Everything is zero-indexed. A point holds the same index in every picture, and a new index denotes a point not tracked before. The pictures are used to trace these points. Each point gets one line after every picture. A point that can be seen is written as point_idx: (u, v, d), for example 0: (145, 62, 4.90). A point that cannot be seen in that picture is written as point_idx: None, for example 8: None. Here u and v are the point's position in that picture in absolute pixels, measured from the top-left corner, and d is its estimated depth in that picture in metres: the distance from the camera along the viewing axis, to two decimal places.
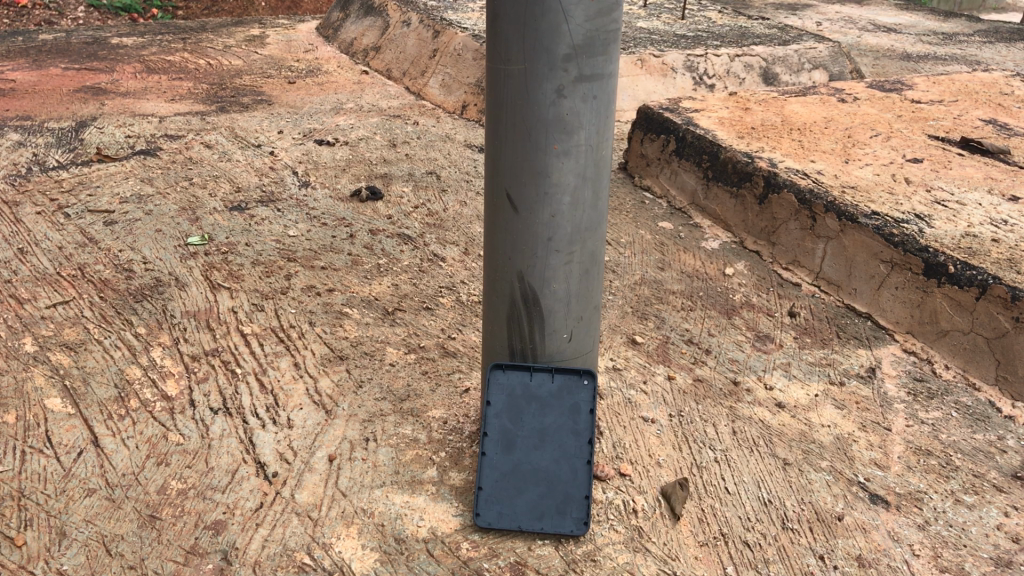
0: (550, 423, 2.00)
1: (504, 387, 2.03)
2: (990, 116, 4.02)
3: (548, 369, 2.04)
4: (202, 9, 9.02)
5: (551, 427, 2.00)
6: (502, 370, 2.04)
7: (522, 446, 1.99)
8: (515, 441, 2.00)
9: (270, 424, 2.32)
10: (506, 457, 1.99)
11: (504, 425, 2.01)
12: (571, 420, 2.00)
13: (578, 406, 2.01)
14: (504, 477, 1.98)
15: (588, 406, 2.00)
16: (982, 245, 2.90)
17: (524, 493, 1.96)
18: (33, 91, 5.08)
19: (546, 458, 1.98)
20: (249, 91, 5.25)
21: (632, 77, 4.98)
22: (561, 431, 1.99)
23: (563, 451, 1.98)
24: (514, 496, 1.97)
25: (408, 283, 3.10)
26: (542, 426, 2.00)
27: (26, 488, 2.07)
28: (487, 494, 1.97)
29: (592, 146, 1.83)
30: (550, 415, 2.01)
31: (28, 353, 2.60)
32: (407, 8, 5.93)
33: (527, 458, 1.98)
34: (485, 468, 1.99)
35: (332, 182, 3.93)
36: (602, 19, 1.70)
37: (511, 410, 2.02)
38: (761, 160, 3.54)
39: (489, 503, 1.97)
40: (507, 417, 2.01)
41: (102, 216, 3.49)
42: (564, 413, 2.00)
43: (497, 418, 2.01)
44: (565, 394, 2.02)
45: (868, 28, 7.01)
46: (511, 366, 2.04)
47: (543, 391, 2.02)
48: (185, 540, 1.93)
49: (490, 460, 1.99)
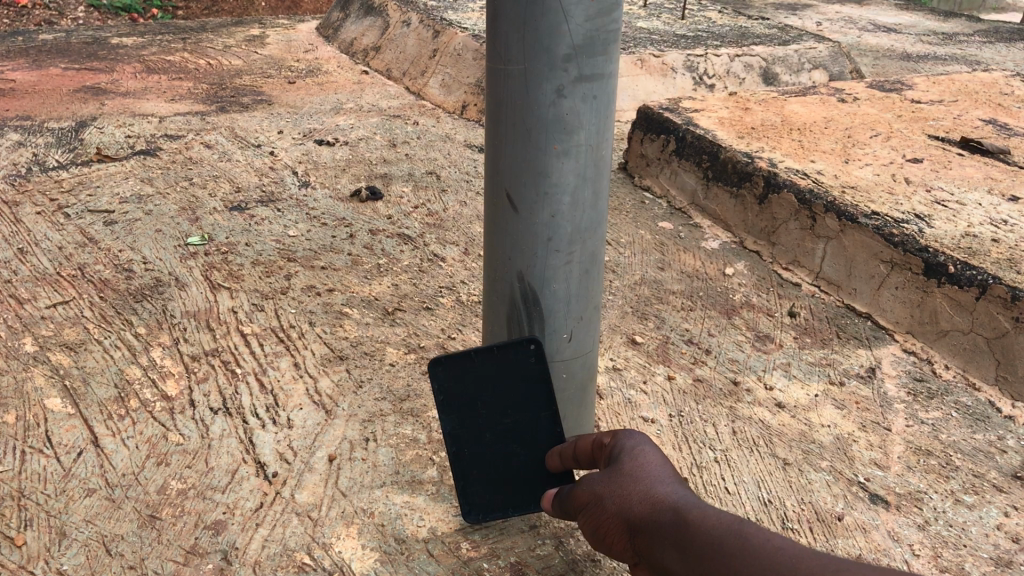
0: (509, 402, 1.82)
1: (449, 376, 1.81)
2: (990, 116, 4.03)
3: (486, 349, 1.78)
4: (202, 8, 9.01)
5: (508, 404, 1.82)
6: (440, 365, 1.80)
7: (486, 431, 1.84)
8: (477, 429, 1.84)
9: (270, 424, 2.32)
10: (473, 447, 1.84)
11: (461, 415, 1.83)
12: (525, 390, 1.81)
13: (527, 373, 1.80)
14: (479, 466, 1.85)
15: (536, 368, 1.79)
16: (982, 245, 2.90)
17: (507, 481, 1.85)
18: (33, 91, 5.08)
19: (515, 438, 1.83)
20: (249, 91, 5.25)
21: (632, 77, 4.98)
22: (520, 405, 1.82)
23: (527, 427, 1.83)
24: (498, 483, 1.86)
25: (408, 283, 3.10)
26: (499, 402, 1.82)
27: (26, 488, 2.07)
28: (470, 488, 1.87)
29: (593, 147, 1.82)
30: (502, 389, 1.82)
31: (28, 353, 2.59)
32: (407, 8, 5.94)
33: (495, 441, 1.84)
34: (456, 463, 1.85)
35: (331, 182, 3.93)
36: (601, 19, 1.70)
37: (464, 401, 1.82)
38: (761, 160, 3.54)
39: (476, 496, 1.87)
40: (461, 408, 1.83)
41: (102, 216, 3.49)
42: (516, 385, 1.81)
43: (451, 410, 1.83)
44: (511, 367, 1.80)
45: (867, 28, 7.02)
46: (449, 357, 1.80)
47: (491, 370, 1.81)
48: (185, 540, 1.93)
49: (457, 453, 1.85)
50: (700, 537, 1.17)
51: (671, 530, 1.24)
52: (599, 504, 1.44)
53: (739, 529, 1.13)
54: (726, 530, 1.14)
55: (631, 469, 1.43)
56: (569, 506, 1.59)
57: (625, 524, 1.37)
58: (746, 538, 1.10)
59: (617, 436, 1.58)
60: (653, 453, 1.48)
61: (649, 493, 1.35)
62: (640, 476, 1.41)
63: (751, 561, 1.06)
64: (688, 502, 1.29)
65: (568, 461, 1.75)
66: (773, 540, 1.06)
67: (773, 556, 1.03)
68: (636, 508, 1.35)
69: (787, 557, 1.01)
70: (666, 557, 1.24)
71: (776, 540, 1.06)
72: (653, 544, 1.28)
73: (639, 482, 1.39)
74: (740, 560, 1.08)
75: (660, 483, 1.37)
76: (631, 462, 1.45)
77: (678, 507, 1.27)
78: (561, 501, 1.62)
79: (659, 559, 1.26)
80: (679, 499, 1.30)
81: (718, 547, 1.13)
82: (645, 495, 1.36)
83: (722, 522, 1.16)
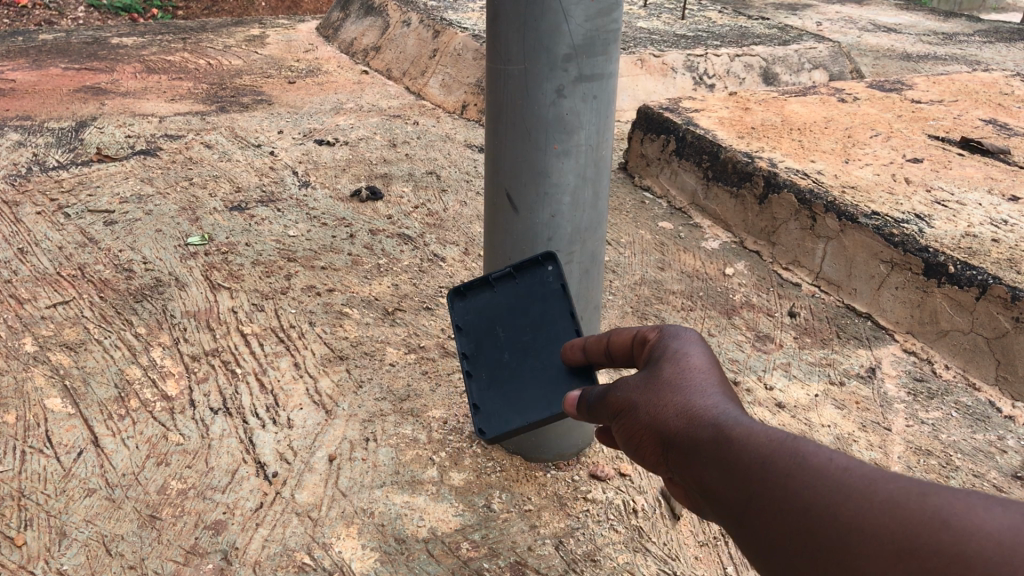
0: (529, 321, 1.59)
1: (470, 309, 1.64)
2: (990, 116, 4.02)
3: (506, 273, 1.64)
4: (202, 8, 9.00)
5: (530, 324, 1.59)
6: (461, 298, 1.65)
7: (506, 355, 1.59)
8: (497, 352, 1.59)
9: (270, 424, 2.32)
10: (492, 369, 1.58)
11: (480, 342, 1.61)
12: (546, 309, 1.59)
13: (549, 293, 1.60)
14: (498, 387, 1.57)
15: (558, 288, 1.59)
16: (982, 245, 2.90)
17: (526, 395, 1.53)
18: (33, 91, 5.08)
19: (538, 354, 1.56)
20: (249, 91, 5.25)
21: (632, 77, 4.98)
22: (542, 324, 1.58)
23: (554, 341, 1.56)
24: (518, 401, 1.54)
25: (408, 283, 3.10)
26: (521, 323, 1.60)
27: (26, 489, 2.07)
28: (486, 411, 1.55)
29: (593, 147, 1.82)
30: (526, 314, 1.60)
31: (27, 353, 2.59)
32: (407, 8, 5.94)
33: (516, 360, 1.58)
34: (473, 392, 1.58)
35: (331, 182, 3.93)
36: (602, 19, 1.69)
37: (483, 326, 1.62)
38: (761, 160, 3.54)
39: (491, 417, 1.54)
40: (481, 335, 1.61)
41: (102, 216, 3.49)
42: (540, 304, 1.59)
43: (472, 339, 1.62)
44: (530, 287, 1.61)
45: (868, 28, 7.02)
46: (471, 286, 1.65)
47: (509, 295, 1.62)
48: (185, 540, 1.93)
49: (476, 383, 1.58)
50: (755, 466, 0.84)
51: (717, 456, 0.89)
52: (622, 414, 1.05)
53: (802, 450, 0.82)
54: (782, 452, 0.83)
55: (668, 370, 1.03)
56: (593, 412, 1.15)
57: (658, 439, 0.99)
58: (811, 464, 0.80)
59: (660, 330, 1.13)
60: (698, 346, 1.07)
61: (687, 404, 0.97)
62: (678, 379, 1.01)
63: (828, 504, 0.77)
64: (742, 417, 0.92)
65: (592, 355, 1.34)
66: (852, 469, 0.77)
67: (861, 499, 0.74)
68: (671, 424, 0.97)
69: (878, 502, 0.73)
70: (716, 492, 0.89)
71: (857, 468, 0.77)
72: (695, 474, 0.92)
73: (680, 393, 0.99)
74: (813, 505, 0.78)
75: (702, 386, 0.98)
76: (671, 365, 1.03)
77: (727, 422, 0.91)
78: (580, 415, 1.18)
79: (707, 493, 0.91)
80: (728, 413, 0.93)
81: (773, 471, 0.83)
82: (683, 405, 0.97)
83: (783, 444, 0.84)
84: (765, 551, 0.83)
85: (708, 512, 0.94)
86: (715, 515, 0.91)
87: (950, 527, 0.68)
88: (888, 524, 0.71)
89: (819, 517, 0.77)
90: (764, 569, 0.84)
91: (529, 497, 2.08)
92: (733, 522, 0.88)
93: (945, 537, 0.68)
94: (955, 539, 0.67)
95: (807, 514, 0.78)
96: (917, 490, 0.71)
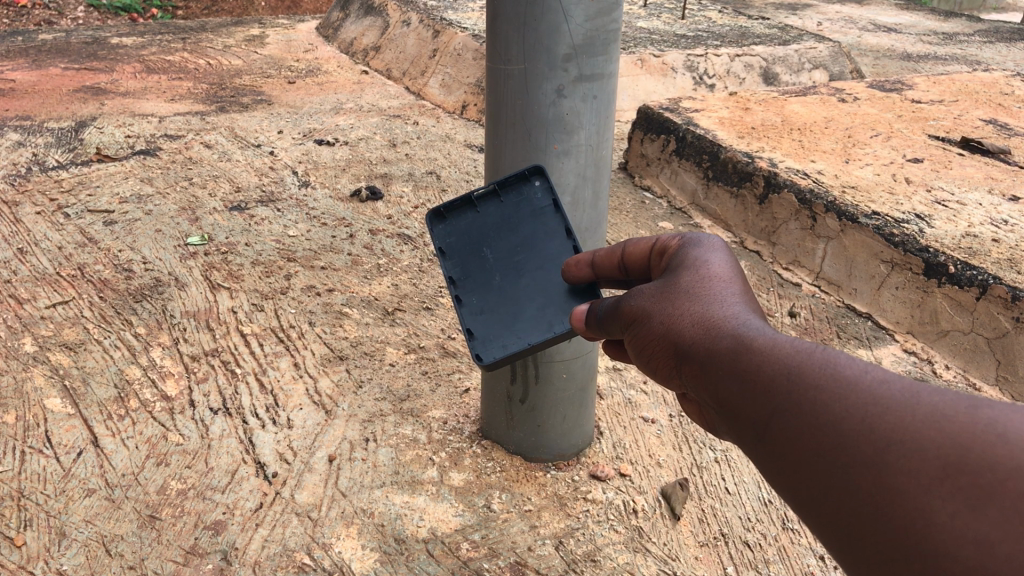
0: (521, 237, 1.48)
1: (453, 232, 1.49)
2: (990, 116, 4.02)
3: (491, 191, 1.52)
4: (202, 8, 9.00)
5: (521, 242, 1.48)
6: (442, 220, 1.50)
7: (497, 275, 1.46)
8: (486, 273, 1.46)
9: (270, 424, 2.32)
10: (483, 291, 1.45)
11: (466, 264, 1.47)
12: (538, 224, 1.49)
13: (540, 208, 1.50)
14: (489, 309, 1.44)
15: (551, 201, 1.50)
16: (982, 245, 2.90)
17: (523, 315, 1.43)
18: (32, 91, 5.07)
19: (530, 273, 1.46)
20: (249, 91, 5.25)
21: (632, 77, 4.98)
22: (535, 242, 1.48)
23: (548, 257, 1.47)
24: (515, 322, 1.42)
25: (408, 283, 3.10)
26: (512, 242, 1.48)
27: (26, 489, 2.07)
28: (479, 336, 1.42)
29: (593, 147, 1.82)
30: (515, 232, 1.49)
31: (27, 353, 2.59)
32: (407, 8, 5.94)
33: (508, 281, 1.46)
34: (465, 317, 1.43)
35: (331, 182, 3.93)
36: (602, 18, 1.69)
37: (468, 246, 1.48)
38: (761, 160, 3.53)
39: (487, 341, 1.41)
40: (467, 257, 1.47)
41: (102, 216, 3.49)
42: (530, 220, 1.49)
43: (458, 261, 1.47)
44: (518, 205, 1.51)
45: (867, 28, 7.01)
46: (451, 207, 1.51)
47: (496, 214, 1.50)
48: (185, 540, 1.93)
49: (466, 309, 1.44)
50: (779, 377, 0.76)
51: (737, 365, 0.81)
52: (637, 322, 0.99)
53: (832, 358, 0.74)
54: (810, 360, 0.75)
55: (689, 282, 0.97)
56: (609, 324, 1.09)
57: (673, 351, 0.92)
58: (843, 374, 0.72)
59: (683, 241, 1.08)
60: (724, 260, 1.00)
61: (705, 314, 0.90)
62: (699, 291, 0.95)
63: (864, 417, 0.68)
64: (765, 327, 0.84)
65: (601, 270, 1.30)
66: (891, 382, 0.69)
67: (902, 412, 0.66)
68: (689, 334, 0.90)
69: (921, 416, 0.65)
70: (735, 406, 0.81)
71: (896, 380, 0.69)
72: (711, 385, 0.85)
73: (698, 302, 0.93)
74: (846, 418, 0.70)
75: (724, 298, 0.92)
76: (691, 275, 0.98)
77: (749, 332, 0.83)
78: (591, 329, 1.15)
79: (723, 407, 0.83)
80: (751, 322, 0.85)
81: (799, 383, 0.74)
82: (703, 315, 0.90)
83: (810, 353, 0.76)
84: (786, 472, 0.75)
85: (723, 431, 0.87)
86: (731, 433, 0.84)
87: (1007, 441, 0.60)
88: (931, 436, 0.64)
89: (852, 431, 0.69)
90: (783, 493, 0.76)
91: (529, 497, 2.07)
92: (751, 440, 0.80)
93: (1000, 452, 0.60)
94: (1009, 450, 0.59)
95: (837, 429, 0.70)
96: (966, 403, 0.64)
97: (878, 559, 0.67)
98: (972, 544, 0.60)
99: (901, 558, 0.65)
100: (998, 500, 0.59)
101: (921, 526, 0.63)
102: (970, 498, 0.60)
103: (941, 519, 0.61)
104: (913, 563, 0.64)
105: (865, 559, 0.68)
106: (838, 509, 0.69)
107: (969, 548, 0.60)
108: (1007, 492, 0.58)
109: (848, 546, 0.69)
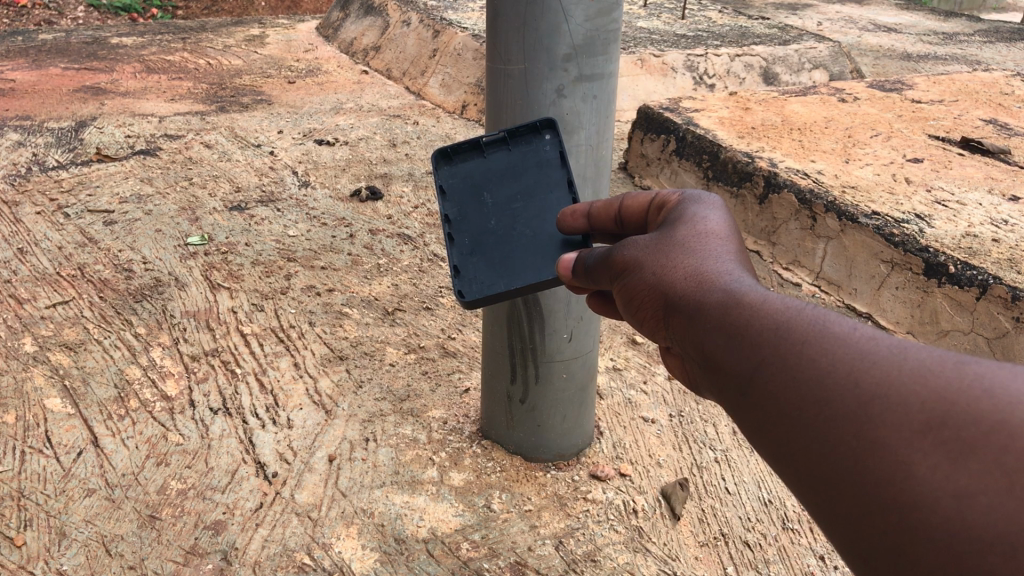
0: (521, 185, 1.48)
1: (457, 174, 1.50)
2: (990, 116, 4.02)
3: (500, 139, 1.51)
4: (202, 8, 8.98)
5: (522, 191, 1.48)
6: (447, 161, 1.51)
7: (493, 221, 1.46)
8: (483, 217, 1.47)
9: (270, 424, 2.32)
10: (477, 234, 1.45)
11: (465, 206, 1.47)
12: (541, 176, 1.49)
13: (546, 160, 1.50)
14: (481, 251, 1.44)
15: (557, 155, 1.49)
16: (982, 245, 2.90)
17: (514, 260, 1.42)
18: (32, 91, 5.07)
19: (528, 222, 1.46)
20: (249, 91, 5.25)
21: (632, 77, 4.98)
22: (536, 193, 1.48)
23: (547, 207, 1.46)
24: (504, 265, 1.42)
25: (408, 283, 3.10)
26: (511, 191, 1.48)
27: (26, 488, 2.07)
28: (466, 275, 1.42)
29: (593, 147, 1.82)
30: (518, 180, 1.49)
31: (27, 353, 2.59)
32: (407, 8, 5.94)
33: (503, 227, 1.46)
34: (454, 255, 1.44)
35: (331, 182, 3.93)
36: (602, 18, 1.69)
37: (469, 190, 1.49)
38: (761, 160, 3.52)
39: (473, 282, 1.41)
40: (466, 199, 1.48)
41: (102, 216, 3.49)
42: (534, 170, 1.49)
43: (456, 202, 1.48)
44: (525, 155, 1.51)
45: (868, 28, 7.01)
46: (458, 150, 1.51)
47: (502, 161, 1.50)
48: (185, 540, 1.93)
49: (457, 248, 1.45)
50: (767, 330, 0.76)
51: (724, 319, 0.80)
52: (627, 274, 0.99)
53: (825, 312, 0.74)
54: (801, 316, 0.74)
55: (684, 238, 0.96)
56: (599, 276, 1.09)
57: (662, 304, 0.91)
58: (831, 330, 0.71)
59: (682, 199, 1.08)
60: (721, 218, 1.00)
61: (698, 269, 0.89)
62: (692, 248, 0.94)
63: (849, 372, 0.68)
64: (755, 284, 0.84)
65: (598, 222, 1.29)
66: (879, 339, 0.69)
67: (888, 367, 0.66)
68: (680, 288, 0.89)
69: (907, 370, 0.65)
70: (718, 360, 0.80)
71: (885, 337, 0.69)
72: (697, 338, 0.84)
73: (692, 259, 0.92)
74: (832, 371, 0.69)
75: (716, 255, 0.91)
76: (686, 233, 0.97)
77: (739, 287, 0.83)
78: (576, 278, 1.16)
79: (707, 361, 0.82)
80: (742, 280, 0.85)
81: (787, 335, 0.74)
82: (695, 270, 0.90)
83: (799, 309, 0.75)
84: (766, 425, 0.74)
85: (704, 387, 0.86)
86: (713, 388, 0.83)
87: (993, 396, 0.60)
88: (918, 391, 0.63)
89: (836, 385, 0.68)
90: (762, 445, 0.76)
91: (529, 497, 2.07)
92: (732, 394, 0.79)
93: (985, 406, 0.60)
94: (996, 406, 0.60)
95: (822, 382, 0.69)
96: (954, 359, 0.64)
97: (853, 512, 0.67)
98: (952, 498, 0.60)
99: (878, 512, 0.65)
100: (979, 454, 0.59)
101: (900, 481, 0.63)
102: (950, 452, 0.61)
103: (922, 474, 0.62)
104: (889, 516, 0.64)
105: (840, 514, 0.68)
106: (818, 462, 0.69)
107: (947, 501, 0.60)
108: (990, 446, 0.59)
109: (825, 500, 0.69)
